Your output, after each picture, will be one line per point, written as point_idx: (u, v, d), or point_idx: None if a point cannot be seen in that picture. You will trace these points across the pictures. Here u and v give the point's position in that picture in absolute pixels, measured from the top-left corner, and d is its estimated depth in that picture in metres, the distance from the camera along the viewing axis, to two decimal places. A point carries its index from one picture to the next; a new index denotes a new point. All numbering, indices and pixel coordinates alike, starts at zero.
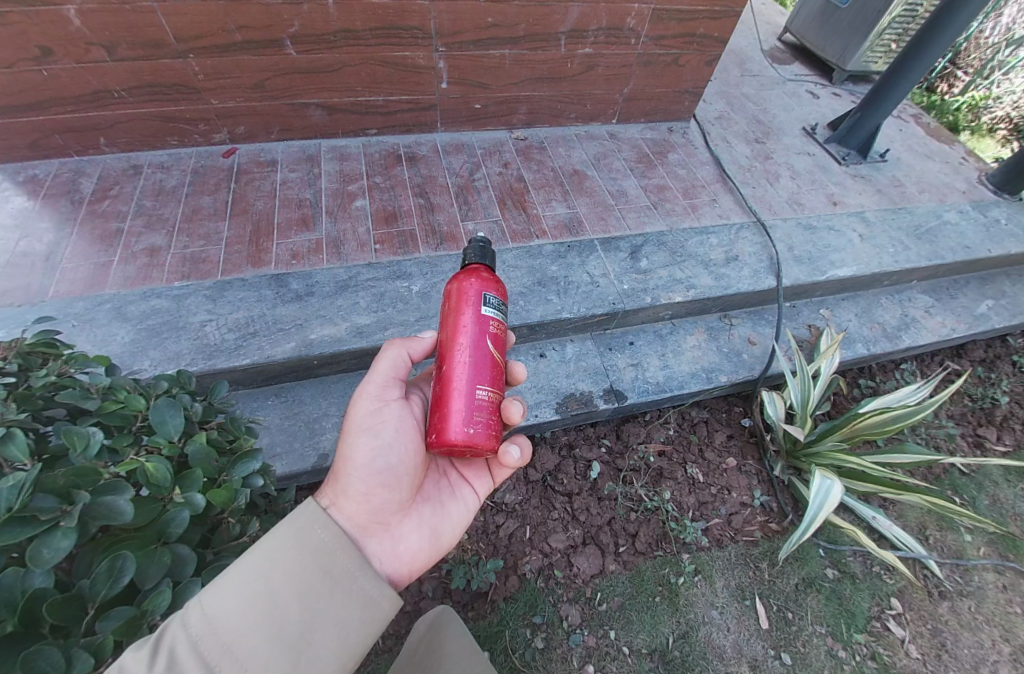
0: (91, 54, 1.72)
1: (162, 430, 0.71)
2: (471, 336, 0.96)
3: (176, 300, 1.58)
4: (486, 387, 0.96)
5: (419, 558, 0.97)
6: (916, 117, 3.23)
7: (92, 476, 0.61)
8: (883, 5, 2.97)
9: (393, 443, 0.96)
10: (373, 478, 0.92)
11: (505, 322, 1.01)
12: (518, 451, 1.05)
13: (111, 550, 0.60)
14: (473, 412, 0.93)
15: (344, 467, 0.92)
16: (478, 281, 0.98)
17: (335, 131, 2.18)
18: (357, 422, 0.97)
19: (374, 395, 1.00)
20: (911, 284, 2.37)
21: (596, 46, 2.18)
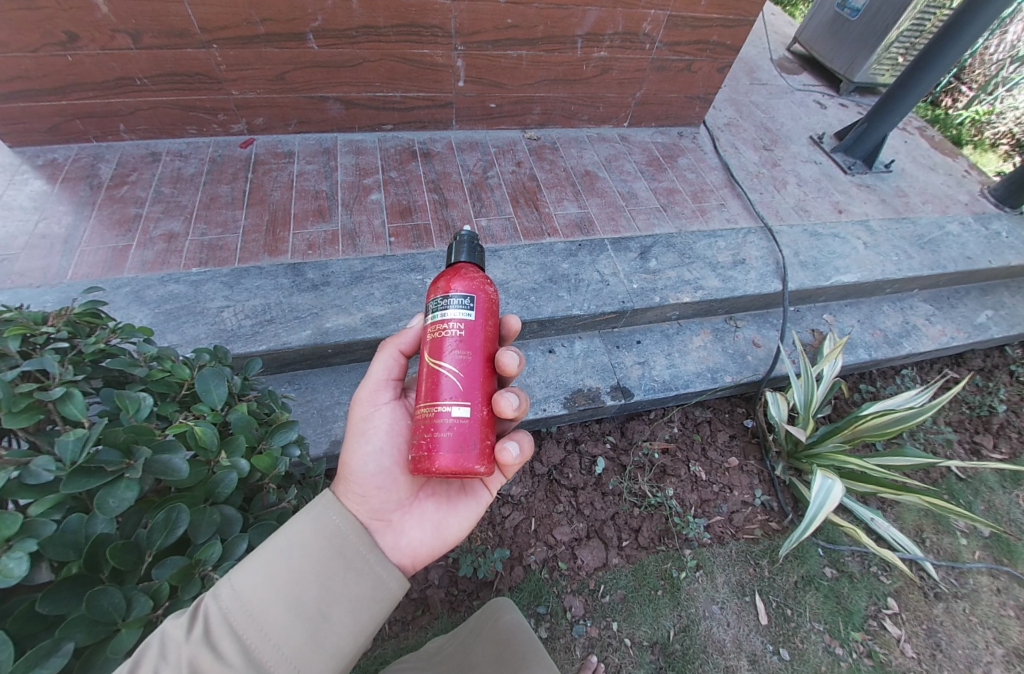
0: (116, 41, 1.75)
1: (208, 398, 0.77)
2: (438, 354, 0.92)
3: (193, 286, 1.61)
4: (458, 399, 0.90)
5: (422, 551, 0.97)
6: (921, 130, 3.28)
7: (148, 435, 0.66)
8: (892, 19, 3.02)
9: (384, 446, 0.99)
10: (366, 481, 0.94)
11: (482, 326, 0.94)
12: (515, 449, 0.96)
13: (165, 504, 0.65)
14: (446, 436, 0.88)
15: (341, 470, 0.95)
16: (454, 279, 0.94)
17: (352, 125, 2.21)
18: (349, 431, 1.01)
19: (366, 399, 1.04)
20: (912, 292, 2.41)
21: (612, 50, 2.22)
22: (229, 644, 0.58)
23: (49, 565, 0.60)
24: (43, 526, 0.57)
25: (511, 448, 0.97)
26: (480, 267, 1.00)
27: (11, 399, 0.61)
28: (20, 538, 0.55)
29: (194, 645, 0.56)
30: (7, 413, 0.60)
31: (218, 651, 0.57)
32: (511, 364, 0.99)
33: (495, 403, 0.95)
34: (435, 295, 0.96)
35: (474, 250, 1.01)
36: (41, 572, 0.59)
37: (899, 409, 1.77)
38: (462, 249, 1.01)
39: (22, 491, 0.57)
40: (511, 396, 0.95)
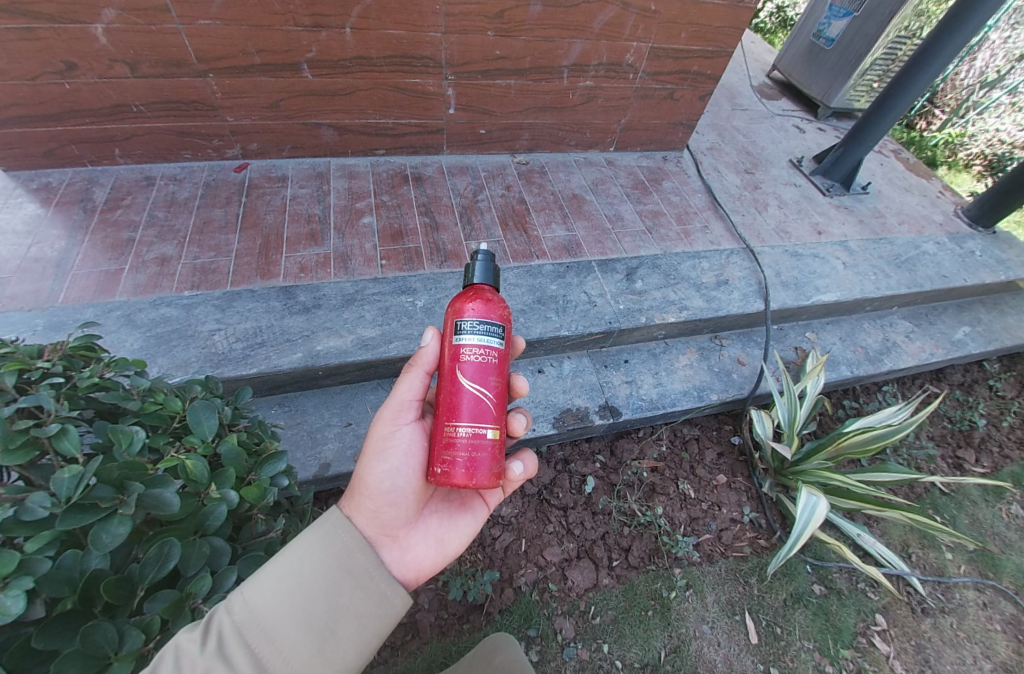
0: (114, 70, 1.79)
1: (198, 430, 0.78)
2: (456, 377, 0.96)
3: (185, 309, 1.63)
4: (474, 421, 0.96)
5: (425, 566, 1.01)
6: (896, 153, 3.41)
7: (141, 470, 0.68)
8: (865, 48, 3.17)
9: (401, 466, 1.01)
10: (381, 498, 0.97)
11: (499, 351, 0.98)
12: (520, 468, 1.13)
13: (157, 538, 0.67)
14: (460, 454, 0.95)
15: (355, 484, 0.97)
16: (473, 304, 0.98)
17: (345, 150, 2.26)
18: (370, 445, 1.02)
19: (389, 417, 1.03)
20: (891, 309, 2.48)
21: (597, 80, 2.30)
22: (242, 654, 0.62)
23: (44, 601, 0.61)
24: (39, 563, 0.58)
25: (518, 466, 1.14)
26: (496, 290, 1.03)
27: (8, 436, 0.63)
28: (16, 575, 0.56)
29: (208, 657, 0.59)
30: (4, 451, 0.61)
31: (231, 663, 0.60)
32: (522, 387, 1.17)
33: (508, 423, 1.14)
34: (453, 317, 1.00)
35: (490, 273, 1.03)
36: (37, 608, 0.60)
37: (880, 427, 1.81)
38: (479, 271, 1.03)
39: (17, 529, 0.59)
40: (521, 416, 1.15)
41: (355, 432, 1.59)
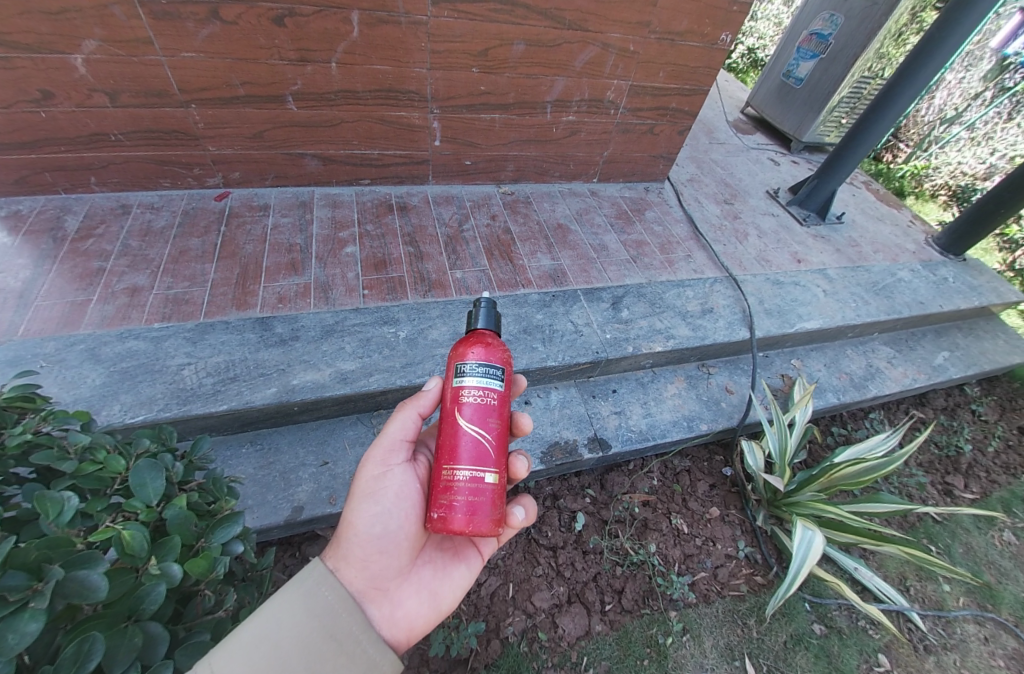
0: (93, 99, 1.76)
1: (141, 494, 0.72)
2: (458, 419, 0.97)
3: (154, 342, 1.57)
4: (474, 464, 0.96)
5: (416, 622, 1.03)
6: (867, 185, 3.54)
7: (65, 549, 0.63)
8: (832, 87, 3.33)
9: (392, 510, 1.03)
10: (371, 545, 1.00)
11: (501, 393, 1.00)
12: (522, 512, 1.15)
13: (79, 630, 0.60)
14: (460, 499, 0.94)
15: (344, 530, 0.99)
16: (474, 346, 1.00)
17: (330, 179, 2.24)
18: (360, 486, 1.03)
19: (380, 458, 1.05)
20: (873, 336, 2.51)
21: (579, 115, 2.34)
22: None
23: None
24: None
25: (521, 511, 1.16)
26: (496, 334, 1.07)
27: None
28: None
29: None
30: None
31: None
32: (524, 425, 1.20)
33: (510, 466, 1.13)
34: (455, 358, 1.02)
35: (491, 318, 1.08)
36: None
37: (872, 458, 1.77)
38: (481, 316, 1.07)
39: None
40: (523, 459, 1.14)
41: (331, 472, 1.54)
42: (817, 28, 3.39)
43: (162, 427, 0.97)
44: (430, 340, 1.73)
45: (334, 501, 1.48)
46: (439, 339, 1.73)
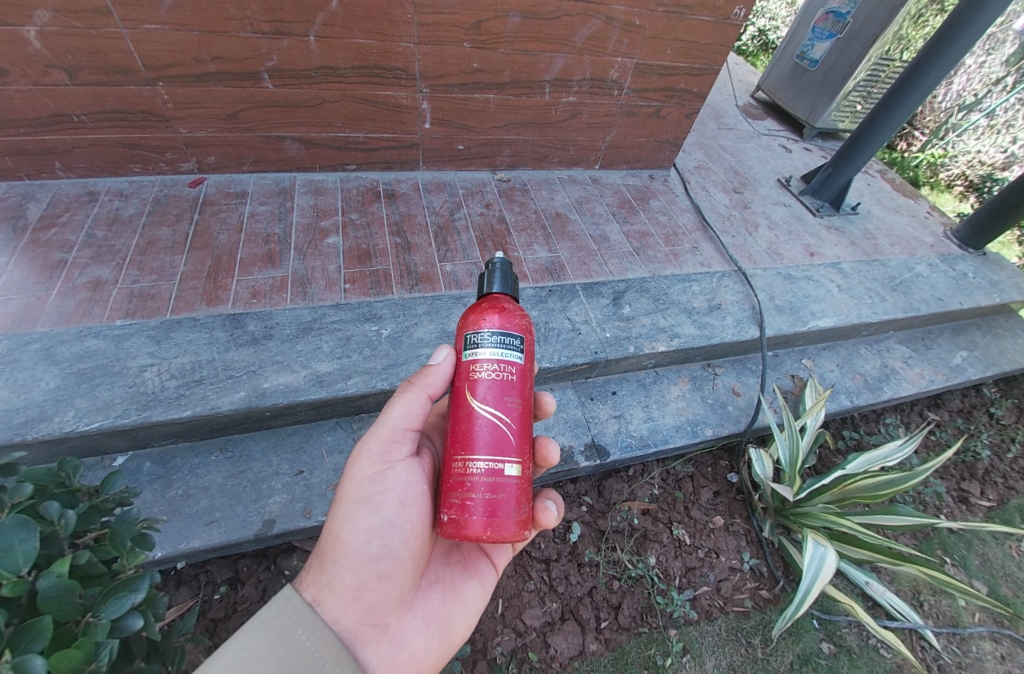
0: (50, 77, 1.61)
1: (6, 562, 0.65)
2: (474, 402, 0.90)
3: (115, 341, 1.46)
4: (492, 454, 0.88)
5: (422, 662, 1.01)
6: (882, 173, 3.37)
7: None
8: (848, 70, 3.14)
9: (393, 520, 0.95)
10: (367, 569, 0.93)
11: (520, 369, 0.92)
12: (555, 508, 1.07)
13: None
14: (479, 495, 0.87)
15: (333, 553, 0.92)
16: (489, 316, 0.94)
17: (312, 165, 2.09)
18: (353, 493, 0.94)
19: (377, 456, 0.96)
20: (888, 334, 2.37)
21: (580, 95, 2.18)
22: None
23: None
24: None
25: (551, 508, 1.07)
26: (513, 304, 0.99)
27: None
28: None
29: None
30: None
31: None
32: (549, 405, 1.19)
33: (540, 452, 1.10)
34: (468, 331, 0.95)
35: (507, 286, 1.01)
36: None
37: (892, 472, 1.65)
38: (496, 279, 1.01)
39: None
40: (553, 445, 1.11)
41: (306, 482, 1.46)
42: (834, 7, 3.18)
43: (66, 462, 0.89)
44: (415, 339, 1.61)
45: (308, 513, 1.40)
46: (425, 338, 1.62)
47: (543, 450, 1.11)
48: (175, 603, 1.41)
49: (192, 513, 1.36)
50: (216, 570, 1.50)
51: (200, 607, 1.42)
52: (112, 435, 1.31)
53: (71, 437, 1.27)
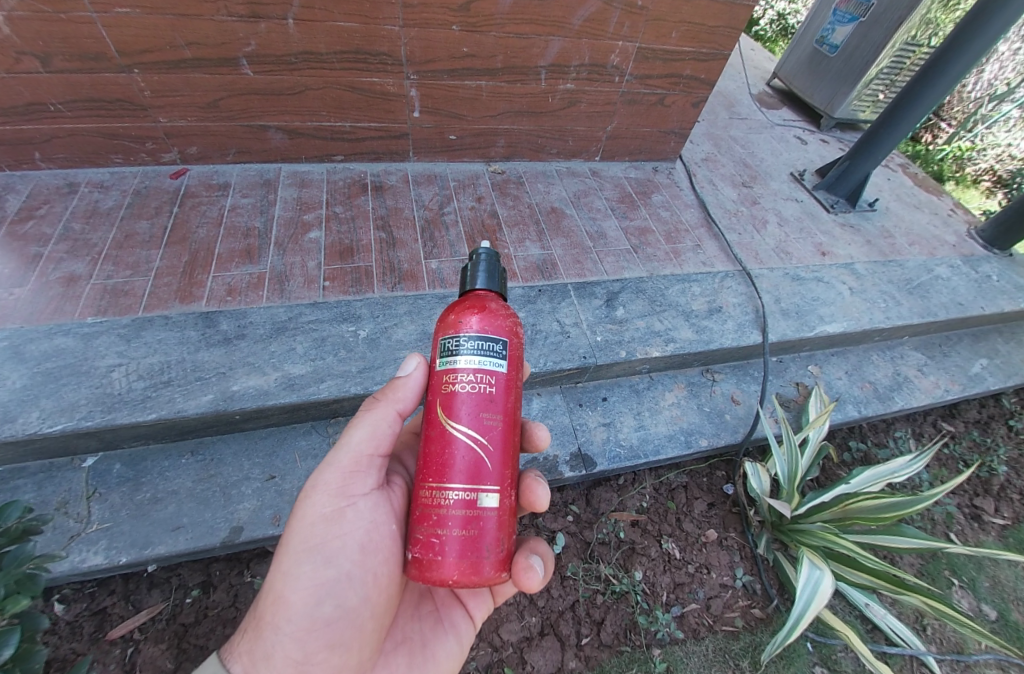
0: (22, 64, 1.55)
1: None
2: (452, 422, 0.79)
3: (84, 339, 1.42)
4: (468, 482, 0.78)
5: None
6: (903, 167, 3.18)
7: None
8: (870, 56, 2.94)
9: (349, 573, 0.87)
10: (313, 634, 0.86)
11: (503, 382, 0.82)
12: (539, 571, 0.95)
13: None
14: (453, 530, 0.77)
15: (274, 620, 0.85)
16: (468, 316, 0.84)
17: (298, 155, 2.03)
18: (301, 542, 0.87)
19: (334, 492, 0.88)
20: (901, 339, 2.24)
21: (579, 82, 2.07)
22: None
23: None
24: None
25: (535, 571, 0.95)
26: (500, 301, 0.89)
27: None
28: None
29: None
30: None
31: None
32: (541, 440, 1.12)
33: (528, 496, 1.03)
34: (446, 334, 0.85)
35: (493, 278, 0.90)
36: None
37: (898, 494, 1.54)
38: (480, 272, 0.90)
39: None
40: (544, 490, 1.03)
41: (277, 488, 1.42)
42: None
43: None
44: (393, 340, 1.54)
45: (277, 521, 1.36)
46: (404, 340, 1.55)
47: (530, 495, 1.03)
48: (146, 606, 1.39)
49: (159, 518, 1.32)
50: (188, 573, 1.47)
51: (171, 610, 1.40)
52: (77, 437, 1.28)
53: (33, 440, 1.24)
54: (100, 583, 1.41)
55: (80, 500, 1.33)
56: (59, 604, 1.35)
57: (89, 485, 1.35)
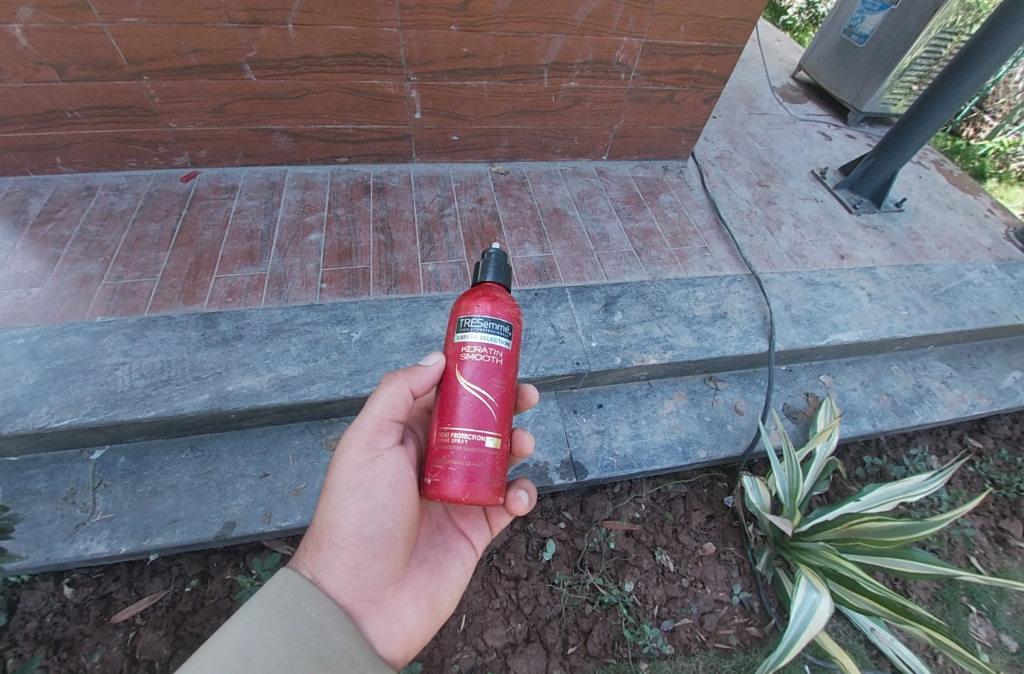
0: (41, 74, 1.62)
1: None
2: (463, 375, 0.86)
3: (93, 338, 1.48)
4: (474, 426, 0.86)
5: (416, 634, 0.97)
6: (938, 163, 2.99)
7: None
8: (903, 46, 2.76)
9: (386, 504, 0.89)
10: (362, 549, 0.88)
11: (508, 348, 0.89)
12: (526, 497, 1.03)
13: None
14: (458, 464, 0.85)
15: (328, 533, 0.86)
16: (480, 299, 0.89)
17: (303, 158, 2.06)
18: (344, 479, 0.88)
19: (365, 443, 0.90)
20: (925, 348, 2.11)
21: (583, 80, 2.02)
22: None
23: None
24: None
25: (523, 498, 1.03)
26: (506, 289, 0.93)
27: None
28: None
29: None
30: None
31: None
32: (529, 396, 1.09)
33: (514, 440, 1.06)
34: (459, 308, 0.91)
35: (502, 270, 0.95)
36: None
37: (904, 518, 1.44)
38: (489, 269, 0.94)
39: None
40: (527, 435, 1.06)
41: (270, 485, 1.45)
42: None
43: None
44: (385, 344, 1.55)
45: (268, 518, 1.39)
46: (396, 343, 1.56)
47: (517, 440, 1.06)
48: (147, 594, 1.38)
49: (158, 511, 1.37)
50: (188, 564, 1.46)
51: (170, 598, 1.39)
52: (82, 432, 1.33)
53: (43, 433, 1.30)
54: (106, 569, 1.41)
55: (87, 491, 1.39)
56: (68, 588, 1.36)
57: (95, 477, 1.42)
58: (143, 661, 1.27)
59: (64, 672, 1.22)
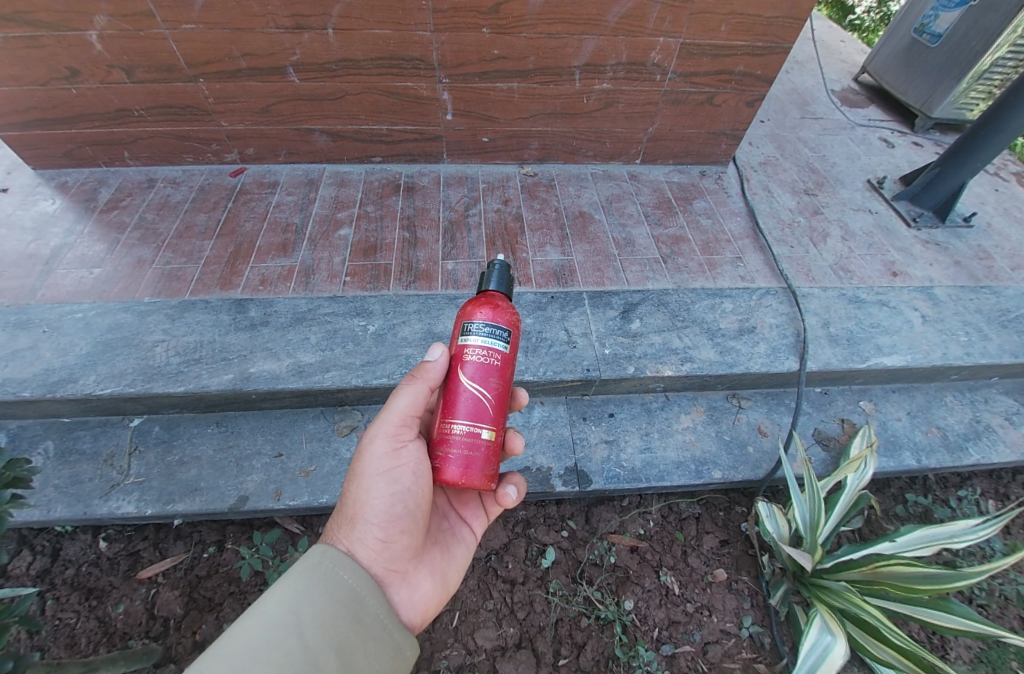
0: (112, 76, 1.80)
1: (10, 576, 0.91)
2: (463, 371, 0.86)
3: (140, 316, 1.62)
4: (471, 419, 0.86)
5: (431, 603, 0.97)
6: (1021, 176, 2.68)
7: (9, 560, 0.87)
8: (982, 45, 2.49)
9: (411, 487, 0.90)
10: (390, 526, 0.89)
11: (508, 350, 0.88)
12: (514, 491, 1.02)
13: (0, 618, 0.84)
14: (454, 454, 0.86)
15: (360, 511, 0.88)
16: (483, 306, 0.88)
17: (340, 156, 2.15)
18: (372, 465, 0.89)
19: (391, 434, 0.90)
20: (989, 379, 1.89)
21: (616, 82, 1.98)
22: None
23: None
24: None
25: (512, 490, 1.02)
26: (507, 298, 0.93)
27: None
28: None
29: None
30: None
31: None
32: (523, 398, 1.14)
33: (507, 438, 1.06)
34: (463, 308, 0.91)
35: (504, 281, 0.94)
36: None
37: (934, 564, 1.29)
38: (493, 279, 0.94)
39: None
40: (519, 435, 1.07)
41: (282, 465, 1.52)
42: None
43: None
44: (398, 338, 1.59)
45: (277, 496, 1.45)
46: (408, 338, 1.59)
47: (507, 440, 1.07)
48: (170, 555, 1.46)
49: (182, 480, 1.47)
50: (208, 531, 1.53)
51: (189, 562, 1.45)
52: (123, 400, 1.46)
53: (90, 398, 1.43)
54: (138, 528, 1.51)
55: (124, 455, 1.52)
56: (103, 542, 1.47)
57: (133, 442, 1.55)
58: (159, 616, 1.34)
59: (92, 619, 1.31)
